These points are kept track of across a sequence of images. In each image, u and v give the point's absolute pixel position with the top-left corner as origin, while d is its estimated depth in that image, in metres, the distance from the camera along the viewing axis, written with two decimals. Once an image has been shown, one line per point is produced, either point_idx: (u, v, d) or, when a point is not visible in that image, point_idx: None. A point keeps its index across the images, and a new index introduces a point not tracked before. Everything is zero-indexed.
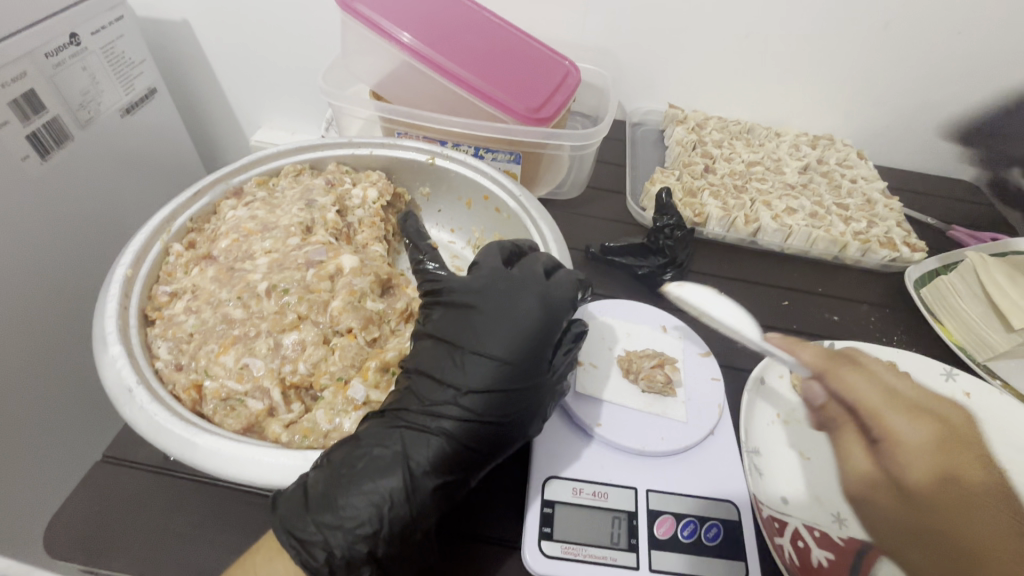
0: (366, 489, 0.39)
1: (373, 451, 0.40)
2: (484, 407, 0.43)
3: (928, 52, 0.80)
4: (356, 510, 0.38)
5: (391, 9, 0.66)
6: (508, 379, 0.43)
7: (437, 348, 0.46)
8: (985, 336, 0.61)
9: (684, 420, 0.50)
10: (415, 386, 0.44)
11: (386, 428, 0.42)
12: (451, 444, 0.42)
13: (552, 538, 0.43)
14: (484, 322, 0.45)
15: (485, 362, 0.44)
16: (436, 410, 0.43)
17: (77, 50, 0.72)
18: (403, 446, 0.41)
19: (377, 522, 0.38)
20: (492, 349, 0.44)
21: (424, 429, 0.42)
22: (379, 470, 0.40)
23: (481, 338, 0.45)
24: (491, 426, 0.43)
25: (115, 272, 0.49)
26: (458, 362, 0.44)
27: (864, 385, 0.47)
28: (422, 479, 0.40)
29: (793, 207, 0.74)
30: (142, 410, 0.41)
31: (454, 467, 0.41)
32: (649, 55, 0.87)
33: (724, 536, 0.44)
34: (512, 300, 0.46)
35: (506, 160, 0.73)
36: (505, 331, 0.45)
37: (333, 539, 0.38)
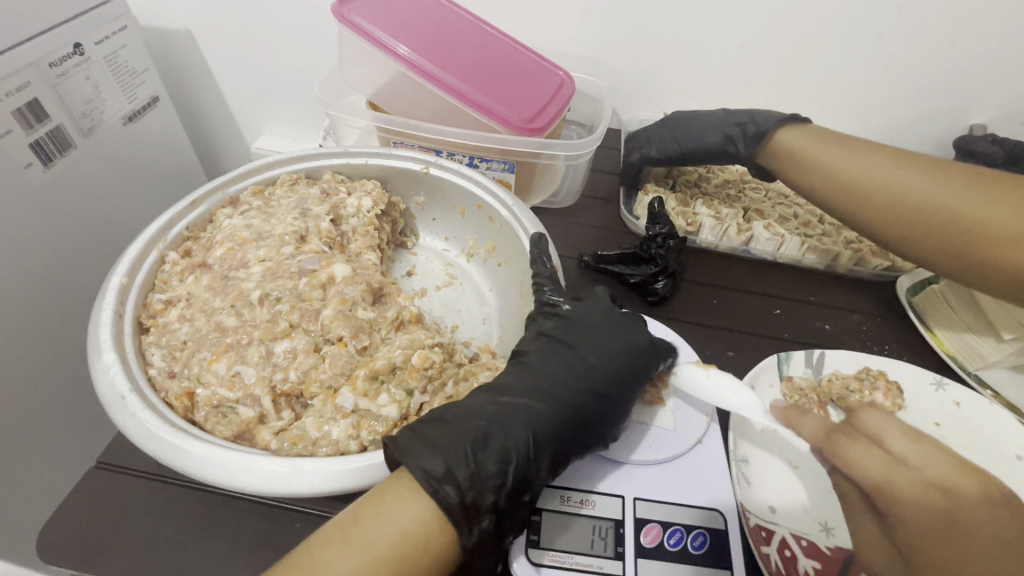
0: (495, 442, 0.43)
1: (494, 416, 0.45)
2: (590, 401, 0.48)
3: (921, 64, 0.81)
4: (486, 462, 0.42)
5: (389, 22, 0.67)
6: (598, 394, 0.49)
7: (550, 346, 0.52)
8: (976, 346, 0.61)
9: (672, 428, 0.51)
10: (530, 369, 0.50)
11: (512, 401, 0.47)
12: (561, 425, 0.47)
13: (539, 545, 0.43)
14: (587, 346, 0.52)
15: (597, 362, 0.51)
16: (544, 397, 0.48)
17: (81, 60, 0.73)
18: (526, 417, 0.46)
19: (503, 476, 0.42)
20: (599, 353, 0.52)
21: (543, 404, 0.47)
22: (507, 431, 0.44)
23: (593, 344, 0.52)
24: (596, 417, 0.48)
25: (110, 280, 0.50)
26: (572, 360, 0.51)
27: (867, 457, 0.49)
28: (539, 450, 0.45)
29: (786, 216, 0.76)
30: (133, 416, 0.42)
31: (561, 445, 0.46)
32: (644, 65, 0.88)
33: (710, 545, 0.44)
34: (617, 329, 0.54)
35: (500, 169, 0.74)
36: (615, 342, 0.52)
37: (466, 480, 0.40)
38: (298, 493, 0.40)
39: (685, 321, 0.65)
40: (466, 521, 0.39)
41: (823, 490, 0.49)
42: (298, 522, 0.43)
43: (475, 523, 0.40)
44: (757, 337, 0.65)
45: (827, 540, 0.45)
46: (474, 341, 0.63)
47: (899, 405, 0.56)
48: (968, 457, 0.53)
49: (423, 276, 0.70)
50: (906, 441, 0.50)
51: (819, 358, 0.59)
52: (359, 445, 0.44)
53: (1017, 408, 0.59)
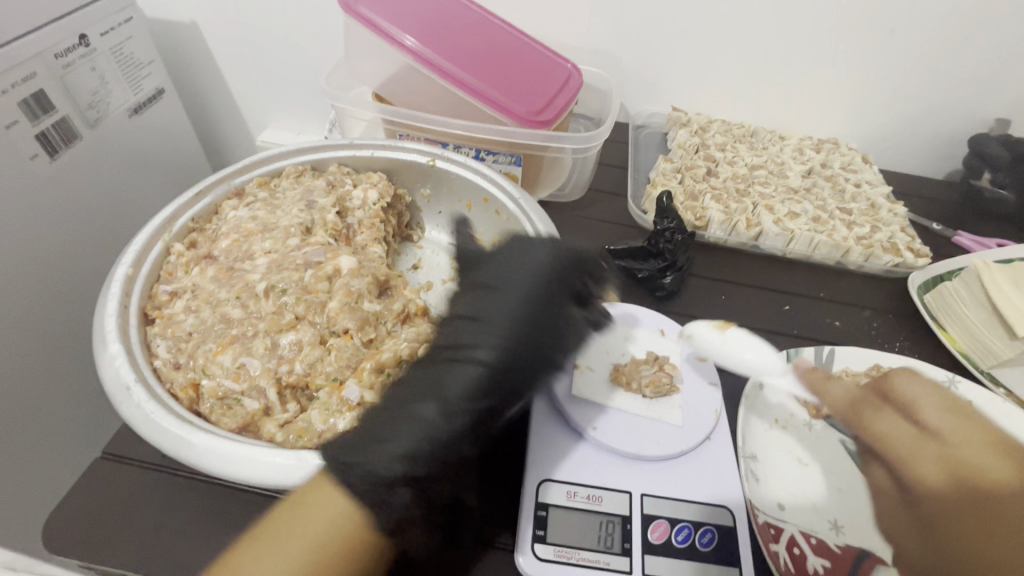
0: (413, 415, 0.43)
1: (408, 388, 0.45)
2: (512, 335, 0.49)
3: (934, 57, 0.80)
4: (402, 436, 0.41)
5: (396, 13, 0.66)
6: (512, 340, 0.48)
7: (473, 296, 0.52)
8: (988, 344, 0.60)
9: (680, 424, 0.50)
10: (454, 332, 0.49)
11: (425, 369, 0.47)
12: (485, 376, 0.46)
13: (546, 541, 0.43)
14: (493, 297, 0.51)
15: (508, 302, 0.50)
16: (459, 355, 0.47)
17: (86, 52, 0.73)
18: (438, 382, 0.45)
19: (415, 446, 0.41)
20: (516, 286, 0.51)
21: (455, 365, 0.46)
22: (417, 406, 0.44)
23: (508, 283, 0.52)
24: (522, 353, 0.48)
25: (117, 271, 0.50)
26: (494, 300, 0.51)
27: (895, 428, 0.48)
28: (459, 408, 0.44)
29: (796, 212, 0.74)
30: (139, 408, 0.41)
31: (488, 394, 0.46)
32: (653, 59, 0.87)
33: (718, 542, 0.44)
34: (517, 272, 0.52)
35: (507, 162, 0.73)
36: (519, 275, 0.52)
37: (375, 465, 0.40)
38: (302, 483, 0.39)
39: (693, 316, 0.65)
40: (382, 496, 0.39)
41: (836, 487, 0.48)
42: None
43: (388, 499, 0.39)
44: (764, 334, 0.64)
45: (837, 538, 0.45)
46: None
47: None
48: None
49: (429, 269, 0.70)
50: (942, 412, 0.47)
51: (829, 356, 0.58)
52: None
53: None
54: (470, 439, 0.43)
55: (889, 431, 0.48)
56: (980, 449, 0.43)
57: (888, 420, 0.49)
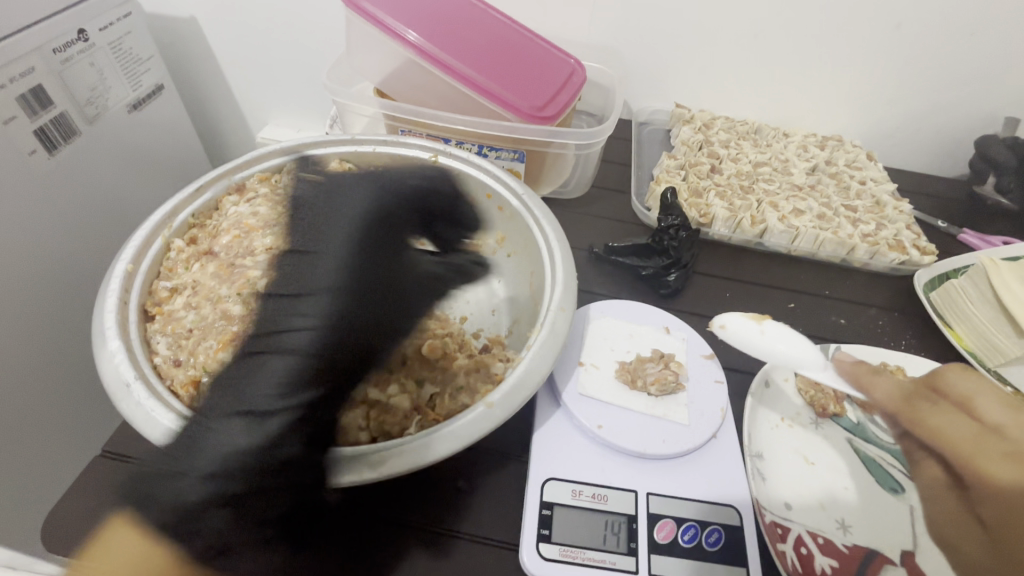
0: (225, 420, 0.38)
1: (224, 394, 0.40)
2: (339, 306, 0.43)
3: (941, 53, 0.79)
4: (208, 452, 0.36)
5: (398, 6, 0.66)
6: (335, 307, 0.43)
7: (291, 272, 0.47)
8: (997, 342, 0.60)
9: (686, 423, 0.49)
10: (274, 316, 0.44)
11: (241, 364, 0.41)
12: (304, 358, 0.40)
13: (551, 540, 0.42)
14: (300, 271, 0.46)
15: (319, 273, 0.45)
16: (274, 343, 0.42)
17: (85, 47, 0.72)
18: (252, 377, 0.40)
19: (224, 460, 0.35)
20: (336, 254, 0.47)
21: (268, 357, 0.41)
22: (226, 415, 0.38)
23: (323, 255, 0.47)
24: (360, 325, 0.43)
25: (116, 267, 0.49)
26: (315, 271, 0.46)
27: (953, 426, 0.42)
28: (280, 399, 0.38)
29: (801, 209, 0.74)
30: (138, 406, 0.41)
31: (309, 377, 0.40)
32: (656, 55, 0.86)
33: (725, 541, 0.43)
34: (313, 245, 0.48)
35: (510, 159, 0.72)
36: (331, 242, 0.48)
37: (183, 493, 0.34)
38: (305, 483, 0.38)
39: (698, 314, 0.64)
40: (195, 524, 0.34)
41: (842, 485, 0.48)
42: None
43: (201, 527, 0.34)
44: None
45: (844, 537, 0.44)
46: (483, 332, 0.62)
47: None
48: None
49: None
50: (1002, 406, 0.41)
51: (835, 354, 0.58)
52: (370, 436, 0.43)
53: None
54: (297, 439, 0.37)
55: (946, 430, 0.43)
56: None
57: (945, 418, 0.44)
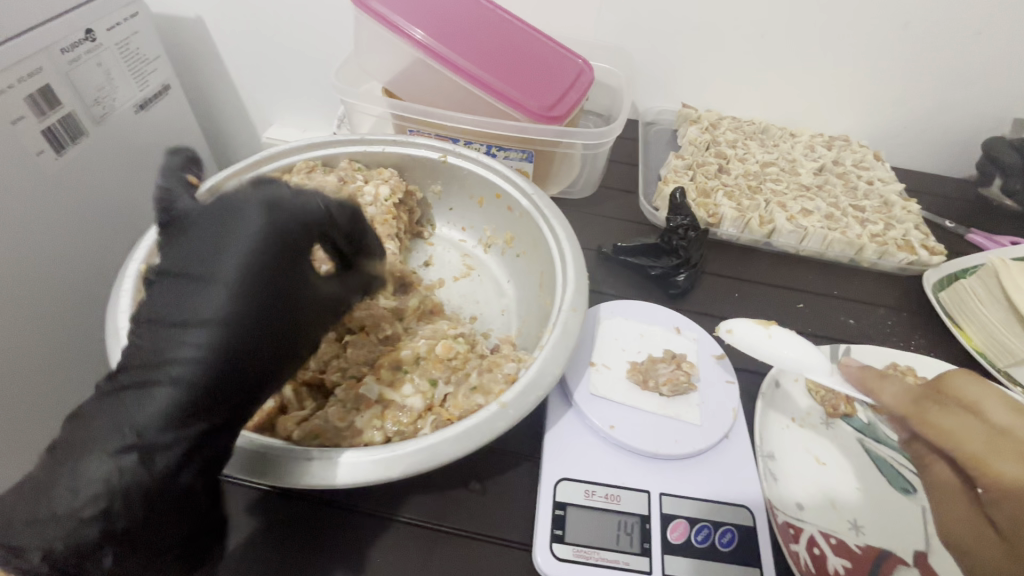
0: (93, 451, 0.34)
1: (87, 428, 0.35)
2: (226, 348, 0.36)
3: (948, 54, 0.79)
4: (81, 489, 0.33)
5: (405, 5, 0.66)
6: (223, 345, 0.36)
7: (166, 284, 0.37)
8: (1006, 341, 0.59)
9: (698, 423, 0.49)
10: (148, 338, 0.36)
11: (110, 397, 0.36)
12: (180, 402, 0.35)
13: (564, 540, 0.42)
14: (185, 292, 0.36)
15: (200, 299, 0.36)
16: (147, 375, 0.35)
17: (92, 46, 0.72)
18: (122, 415, 0.35)
19: (96, 501, 0.33)
20: (222, 276, 0.36)
21: (140, 390, 0.35)
22: (93, 451, 0.34)
23: (205, 270, 0.36)
24: (254, 364, 0.37)
25: (128, 267, 0.49)
26: (195, 296, 0.36)
27: (962, 425, 0.38)
28: (156, 443, 0.34)
29: (809, 209, 0.73)
30: None
31: (190, 423, 0.35)
32: (664, 54, 0.86)
33: (738, 542, 0.43)
34: (203, 254, 0.37)
35: (518, 159, 0.73)
36: (222, 258, 0.37)
37: (42, 536, 0.32)
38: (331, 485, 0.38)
39: (707, 314, 0.64)
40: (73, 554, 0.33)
41: (854, 485, 0.48)
42: (324, 508, 0.43)
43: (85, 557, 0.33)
44: None
45: (857, 538, 0.44)
46: (493, 332, 0.62)
47: None
48: None
49: (440, 266, 0.69)
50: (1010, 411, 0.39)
51: (845, 353, 0.58)
52: (384, 436, 0.43)
53: None
54: (191, 467, 0.36)
55: (955, 427, 0.39)
56: None
57: (953, 415, 0.39)
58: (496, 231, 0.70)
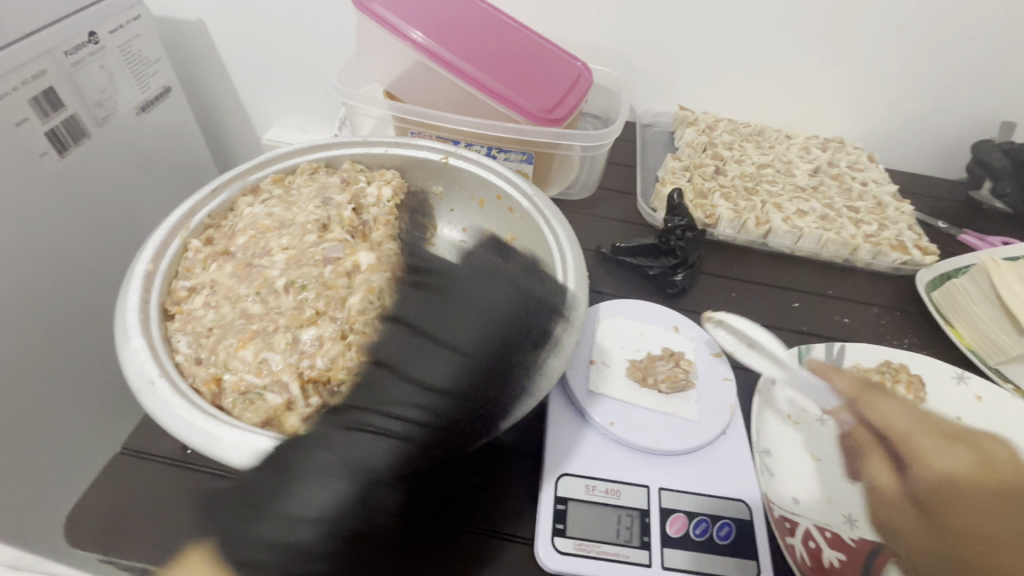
0: (315, 473, 0.38)
1: (314, 454, 0.39)
2: (446, 407, 0.42)
3: (940, 57, 0.81)
4: (308, 509, 0.37)
5: (405, 8, 0.67)
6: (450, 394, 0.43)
7: (399, 343, 0.46)
8: (997, 340, 0.61)
9: (697, 419, 0.50)
10: (381, 382, 0.44)
11: (339, 430, 0.40)
12: (403, 445, 0.40)
13: (566, 534, 0.43)
14: (421, 349, 0.45)
15: (444, 354, 0.45)
16: (382, 409, 0.42)
17: (95, 49, 0.73)
18: (349, 449, 0.39)
19: (329, 518, 0.37)
20: (458, 350, 0.45)
21: (370, 426, 0.41)
22: (325, 470, 0.38)
23: (446, 339, 0.46)
24: (456, 414, 0.42)
25: (136, 267, 0.50)
26: (429, 351, 0.45)
27: (892, 411, 0.49)
28: (377, 478, 0.39)
29: (804, 210, 0.75)
30: (163, 402, 0.41)
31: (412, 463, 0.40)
32: (661, 57, 0.87)
33: (735, 535, 0.44)
34: (442, 316, 0.47)
35: (518, 160, 0.73)
36: (470, 323, 0.46)
37: (279, 535, 0.36)
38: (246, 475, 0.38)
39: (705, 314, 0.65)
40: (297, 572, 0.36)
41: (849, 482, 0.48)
42: None
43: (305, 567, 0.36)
44: (774, 330, 0.64)
45: (852, 531, 0.43)
46: None
47: (922, 398, 0.56)
48: None
49: None
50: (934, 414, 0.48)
51: (840, 351, 0.59)
52: None
53: None
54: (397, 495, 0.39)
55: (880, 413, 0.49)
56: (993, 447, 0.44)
57: (884, 407, 0.50)
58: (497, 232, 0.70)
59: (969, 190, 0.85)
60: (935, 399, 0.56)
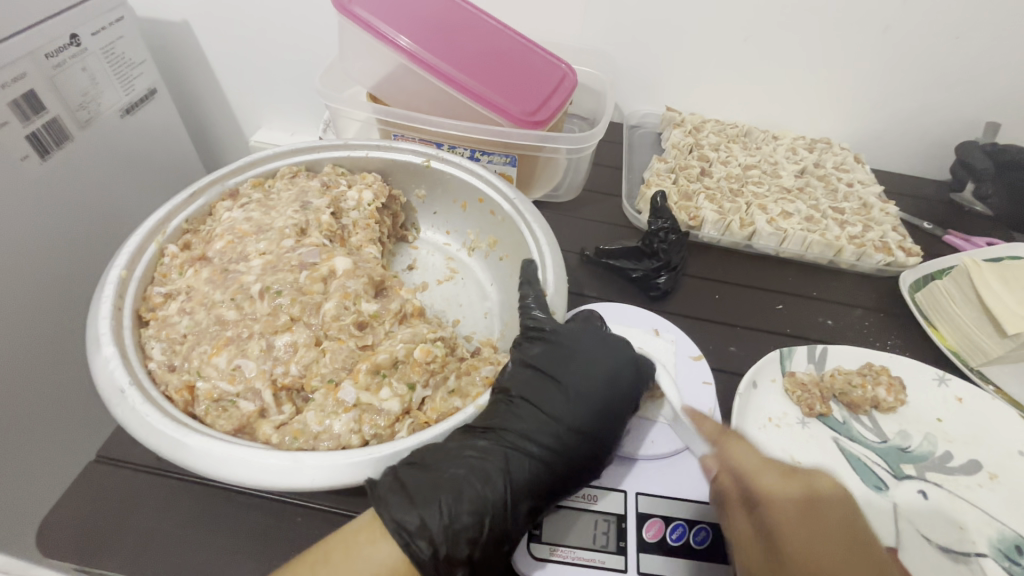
0: (474, 477, 0.41)
1: (466, 454, 0.42)
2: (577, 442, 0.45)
3: (925, 56, 0.81)
4: (465, 508, 0.40)
5: (390, 12, 0.66)
6: (576, 437, 0.45)
7: (535, 378, 0.48)
8: (979, 342, 0.61)
9: (674, 423, 0.51)
10: (516, 409, 0.46)
11: (490, 446, 0.44)
12: (541, 470, 0.44)
13: (541, 539, 0.44)
14: (554, 390, 0.47)
15: (574, 398, 0.47)
16: (527, 438, 0.45)
17: (77, 51, 0.72)
18: (503, 463, 0.43)
19: (479, 524, 0.40)
20: (586, 395, 0.47)
21: (516, 449, 0.44)
22: (486, 479, 0.41)
23: (577, 380, 0.47)
24: (582, 455, 0.45)
25: (110, 273, 0.50)
26: (557, 394, 0.47)
27: (748, 453, 0.44)
28: (519, 497, 0.42)
29: (789, 211, 0.75)
30: (133, 411, 0.41)
31: (546, 492, 0.43)
32: (648, 57, 0.87)
33: (712, 540, 0.44)
34: (576, 361, 0.48)
35: (501, 163, 0.73)
36: (594, 371, 0.48)
37: (434, 527, 0.38)
38: (299, 488, 0.39)
39: (688, 316, 0.65)
40: (451, 559, 0.38)
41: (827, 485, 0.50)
42: (299, 516, 0.44)
43: (451, 558, 0.38)
44: (758, 332, 0.64)
45: None
46: (475, 335, 0.63)
47: (902, 400, 0.56)
48: (970, 453, 0.53)
49: (424, 270, 0.70)
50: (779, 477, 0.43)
51: (822, 353, 0.59)
52: (361, 439, 0.44)
53: (1018, 402, 0.60)
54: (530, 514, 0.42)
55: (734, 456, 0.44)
56: (823, 505, 0.41)
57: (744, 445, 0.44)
58: (478, 235, 0.71)
59: (953, 191, 0.86)
60: (914, 403, 0.56)
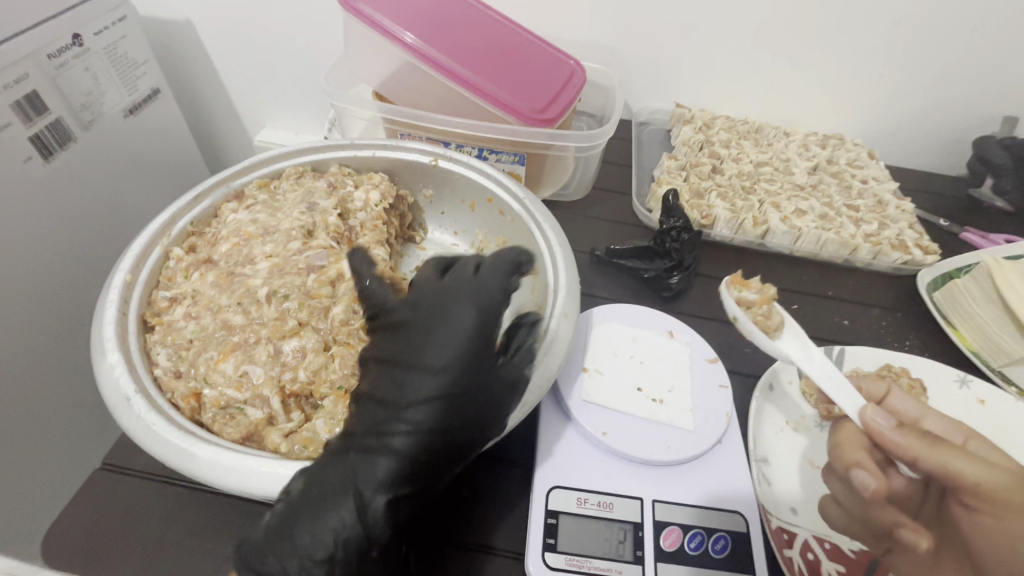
0: (328, 500, 0.38)
1: (323, 476, 0.38)
2: (437, 413, 0.41)
3: (941, 49, 0.79)
4: (319, 533, 0.37)
5: (395, 9, 0.65)
6: (437, 412, 0.41)
7: (382, 371, 0.44)
8: (1002, 342, 0.59)
9: (691, 428, 0.49)
10: (367, 411, 0.42)
11: (338, 455, 0.40)
12: (402, 459, 0.40)
13: (556, 549, 0.42)
14: (402, 372, 0.43)
15: (421, 375, 0.42)
16: (380, 430, 0.41)
17: (80, 52, 0.71)
18: (352, 472, 0.39)
19: (335, 545, 0.36)
20: (433, 368, 0.42)
21: (369, 450, 0.40)
22: (336, 498, 0.38)
23: (424, 357, 0.43)
24: (448, 425, 0.41)
25: (114, 277, 0.49)
26: (405, 374, 0.43)
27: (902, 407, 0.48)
28: (377, 496, 0.38)
29: (802, 209, 0.73)
30: (139, 419, 0.41)
31: (416, 476, 0.40)
32: (657, 52, 0.85)
33: (731, 549, 0.43)
34: (420, 338, 0.44)
35: (510, 161, 0.72)
36: (437, 339, 0.43)
37: (288, 565, 0.36)
38: None
39: (702, 317, 0.64)
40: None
41: None
42: None
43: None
44: None
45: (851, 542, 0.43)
46: None
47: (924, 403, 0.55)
48: None
49: None
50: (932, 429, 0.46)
51: (840, 354, 0.58)
52: None
53: None
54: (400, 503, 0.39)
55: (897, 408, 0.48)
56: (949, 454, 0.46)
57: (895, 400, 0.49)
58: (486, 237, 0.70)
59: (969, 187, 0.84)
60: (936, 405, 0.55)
